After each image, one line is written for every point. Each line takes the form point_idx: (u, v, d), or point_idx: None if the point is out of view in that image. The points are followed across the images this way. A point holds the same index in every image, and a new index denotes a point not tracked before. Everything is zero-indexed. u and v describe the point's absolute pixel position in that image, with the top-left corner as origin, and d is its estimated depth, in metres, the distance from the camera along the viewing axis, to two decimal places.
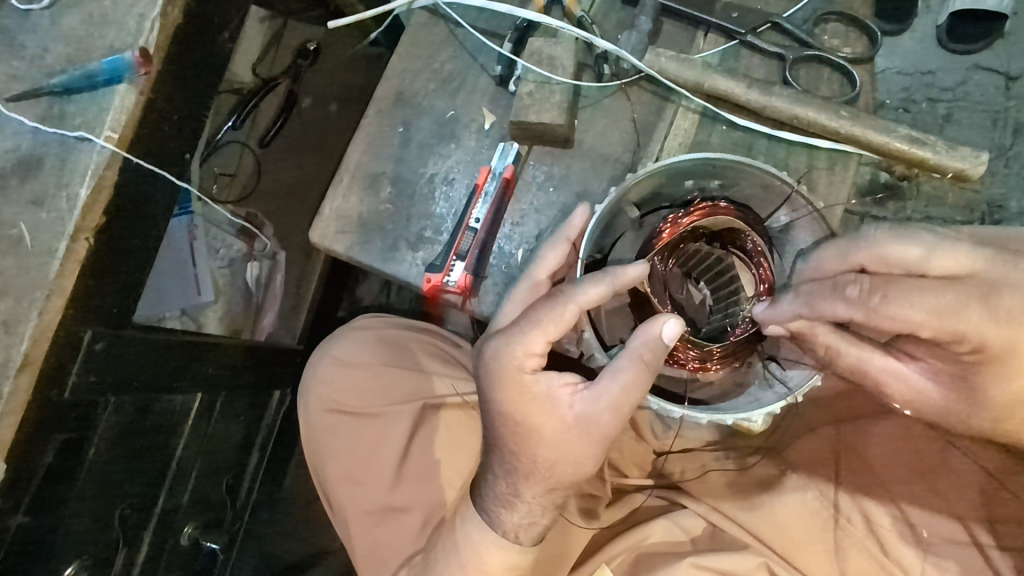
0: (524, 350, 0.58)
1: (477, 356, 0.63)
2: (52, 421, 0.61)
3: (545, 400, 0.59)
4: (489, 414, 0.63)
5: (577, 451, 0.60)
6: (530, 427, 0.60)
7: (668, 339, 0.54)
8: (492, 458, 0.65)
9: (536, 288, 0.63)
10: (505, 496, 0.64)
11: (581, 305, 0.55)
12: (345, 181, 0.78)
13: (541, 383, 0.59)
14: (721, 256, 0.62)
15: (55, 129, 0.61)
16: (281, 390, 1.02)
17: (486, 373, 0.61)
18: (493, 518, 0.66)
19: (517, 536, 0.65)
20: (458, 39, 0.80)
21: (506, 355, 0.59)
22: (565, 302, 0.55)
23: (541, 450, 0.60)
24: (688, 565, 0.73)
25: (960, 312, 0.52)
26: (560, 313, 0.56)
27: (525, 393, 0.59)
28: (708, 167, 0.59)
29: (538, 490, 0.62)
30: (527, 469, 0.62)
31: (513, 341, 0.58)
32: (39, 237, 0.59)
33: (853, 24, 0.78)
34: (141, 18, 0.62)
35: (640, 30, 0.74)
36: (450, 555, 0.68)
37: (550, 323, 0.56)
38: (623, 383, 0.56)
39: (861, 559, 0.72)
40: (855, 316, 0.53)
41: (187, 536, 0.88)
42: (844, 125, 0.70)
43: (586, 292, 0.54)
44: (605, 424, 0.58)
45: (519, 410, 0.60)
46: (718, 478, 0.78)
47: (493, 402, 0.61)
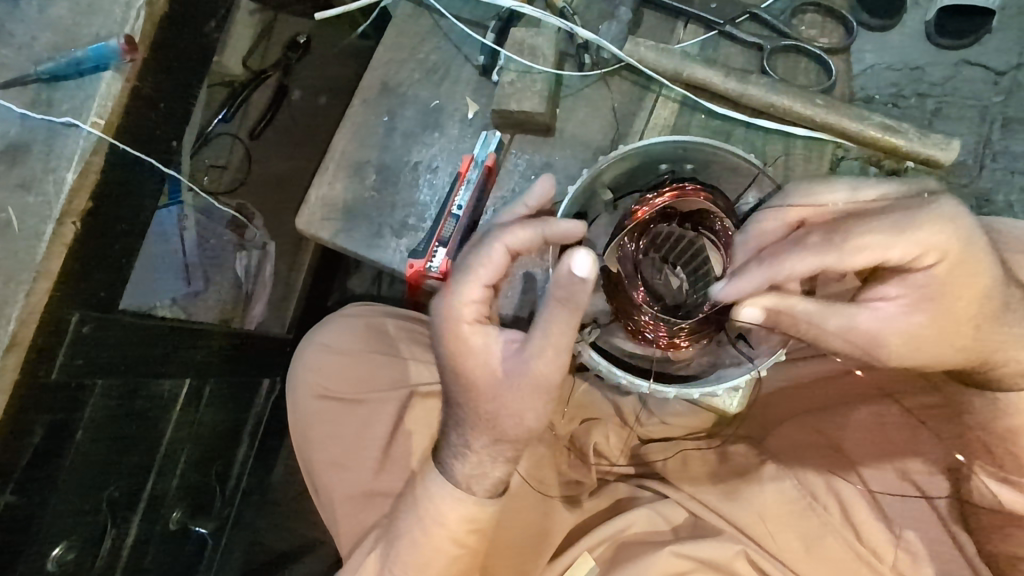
0: (461, 300, 0.60)
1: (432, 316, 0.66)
2: (39, 403, 0.62)
3: (484, 351, 0.60)
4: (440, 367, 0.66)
5: (518, 402, 0.60)
6: (471, 378, 0.61)
7: (581, 272, 0.50)
8: (448, 414, 0.67)
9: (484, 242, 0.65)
10: (457, 448, 0.66)
11: (505, 249, 0.57)
12: (331, 169, 0.80)
13: (478, 336, 0.60)
14: (693, 239, 0.60)
15: (43, 115, 0.62)
16: (271, 378, 1.04)
17: (435, 328, 0.63)
18: (445, 472, 0.67)
19: (469, 486, 0.66)
20: (442, 30, 0.81)
21: (446, 308, 0.61)
22: (491, 246, 0.57)
23: (486, 401, 0.62)
24: (670, 554, 0.75)
25: (903, 222, 0.54)
26: (486, 256, 0.57)
27: (466, 344, 0.60)
28: (678, 148, 0.61)
29: (487, 441, 0.64)
30: (475, 421, 0.63)
31: (451, 293, 0.60)
32: (26, 220, 0.60)
33: (829, 15, 0.80)
34: (127, 6, 0.64)
35: (620, 20, 0.76)
36: (412, 516, 0.69)
37: (479, 271, 0.58)
38: (543, 323, 0.55)
39: (835, 546, 0.74)
40: (835, 260, 0.54)
41: (175, 520, 0.90)
42: (819, 113, 0.72)
43: (512, 236, 0.56)
44: (538, 374, 0.58)
45: (461, 363, 0.61)
46: (699, 466, 0.81)
47: (441, 356, 0.64)
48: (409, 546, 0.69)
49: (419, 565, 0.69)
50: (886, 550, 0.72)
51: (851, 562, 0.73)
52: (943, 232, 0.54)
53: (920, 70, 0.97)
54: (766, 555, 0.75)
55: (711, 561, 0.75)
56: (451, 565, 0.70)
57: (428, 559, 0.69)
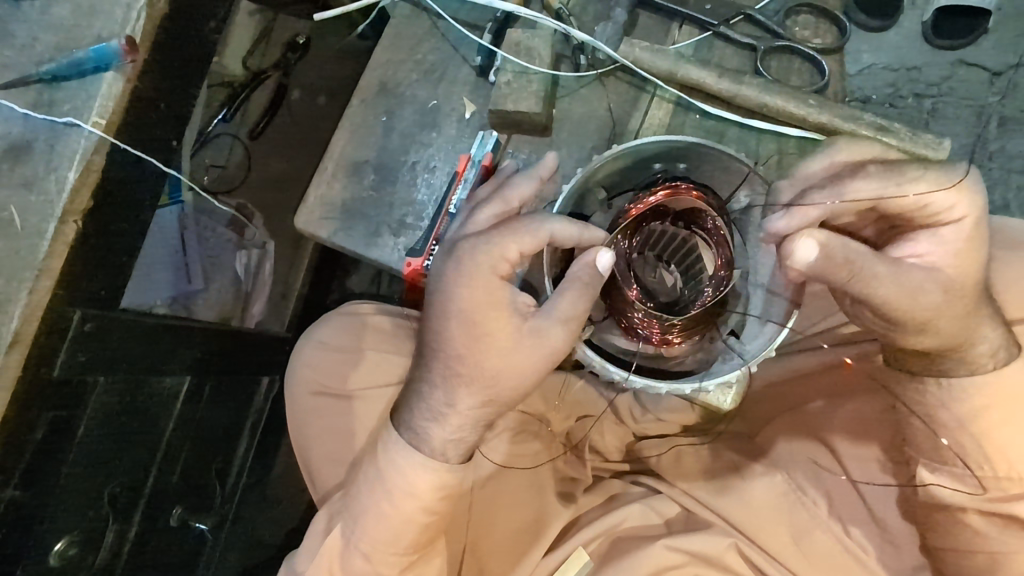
0: (499, 255, 0.59)
1: (440, 258, 0.63)
2: (42, 400, 0.63)
3: (499, 307, 0.60)
4: (432, 313, 0.63)
5: (518, 364, 0.61)
6: (480, 331, 0.60)
7: (603, 269, 0.57)
8: (432, 368, 0.64)
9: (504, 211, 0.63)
10: (439, 407, 0.64)
11: (554, 233, 0.58)
12: (329, 169, 0.80)
13: (498, 296, 0.60)
14: (686, 237, 0.61)
15: (44, 115, 0.63)
16: (270, 376, 1.05)
17: (449, 270, 0.61)
18: (425, 430, 0.65)
19: (445, 452, 0.65)
20: (440, 31, 0.82)
21: (477, 256, 0.59)
22: (544, 223, 0.58)
23: (486, 358, 0.61)
24: (663, 548, 0.76)
25: (944, 172, 0.61)
26: (536, 228, 0.58)
27: (488, 300, 0.60)
28: (669, 148, 0.61)
29: (474, 402, 0.63)
30: (468, 378, 0.62)
31: (494, 244, 0.59)
32: (28, 219, 0.61)
33: (823, 16, 0.81)
34: (128, 8, 0.65)
35: (615, 21, 0.76)
36: (376, 484, 0.67)
37: (525, 238, 0.58)
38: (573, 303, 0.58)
39: (825, 540, 0.75)
40: (884, 193, 0.60)
41: (176, 517, 0.90)
42: (812, 112, 0.73)
43: (561, 224, 0.58)
44: (556, 337, 0.59)
45: (475, 315, 0.60)
46: (693, 462, 0.82)
47: (448, 301, 0.61)
48: (376, 521, 0.67)
49: (388, 535, 0.68)
50: (871, 543, 0.74)
51: (843, 557, 0.74)
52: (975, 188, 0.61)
53: (917, 70, 1.01)
54: (760, 551, 0.76)
55: (703, 554, 0.76)
56: (418, 532, 0.68)
57: (399, 530, 0.67)
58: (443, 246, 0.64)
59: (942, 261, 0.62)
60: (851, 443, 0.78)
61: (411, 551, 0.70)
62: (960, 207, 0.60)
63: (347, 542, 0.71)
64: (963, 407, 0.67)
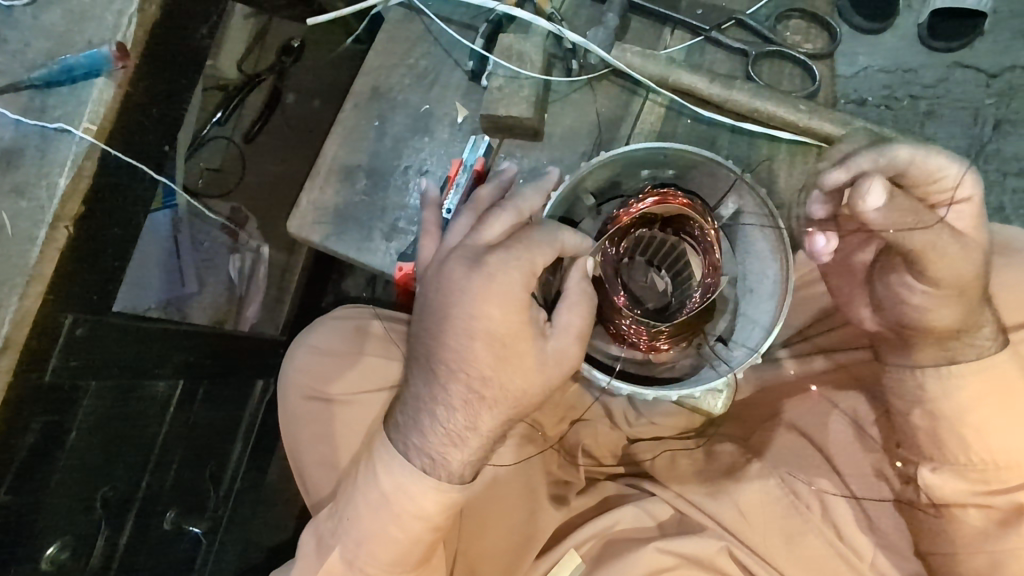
0: (531, 268, 0.58)
1: (462, 269, 0.59)
2: (34, 404, 0.63)
3: (528, 324, 0.59)
4: (453, 328, 0.59)
5: (540, 384, 0.61)
6: (508, 349, 0.59)
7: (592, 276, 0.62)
8: (451, 390, 0.59)
9: (518, 221, 0.61)
10: (459, 429, 0.60)
11: (568, 246, 0.59)
12: (322, 174, 0.81)
13: (525, 311, 0.59)
14: (675, 243, 0.62)
15: (36, 121, 0.63)
16: (264, 380, 1.05)
17: (479, 284, 0.58)
18: (444, 454, 0.61)
19: (464, 474, 0.62)
20: (432, 35, 0.82)
21: (509, 269, 0.58)
22: (562, 235, 0.59)
23: (512, 375, 0.60)
24: (654, 550, 0.76)
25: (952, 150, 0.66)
26: (554, 239, 0.59)
27: (519, 315, 0.59)
28: (658, 154, 0.61)
29: (496, 421, 0.61)
30: (493, 397, 0.60)
31: (527, 256, 0.58)
32: (19, 224, 0.61)
33: (814, 21, 0.81)
34: (120, 13, 0.64)
35: (606, 26, 0.76)
36: (380, 507, 0.63)
37: (550, 250, 0.59)
38: (585, 317, 0.61)
39: (816, 543, 0.75)
40: (917, 154, 0.61)
41: (170, 520, 0.91)
42: (802, 117, 0.73)
43: (572, 238, 0.59)
44: (574, 355, 0.61)
45: (506, 331, 0.59)
46: (686, 464, 0.82)
47: (476, 317, 0.58)
48: (381, 540, 0.65)
49: (395, 555, 0.66)
50: (867, 547, 0.74)
51: (833, 560, 0.74)
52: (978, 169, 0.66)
53: (910, 74, 1.06)
54: (751, 552, 0.76)
55: (694, 557, 0.77)
56: (424, 548, 0.67)
57: (406, 548, 0.65)
58: (461, 255, 0.60)
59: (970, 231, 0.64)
60: (842, 448, 0.78)
61: (411, 566, 0.68)
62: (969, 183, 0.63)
63: (348, 564, 0.68)
64: (956, 398, 0.67)
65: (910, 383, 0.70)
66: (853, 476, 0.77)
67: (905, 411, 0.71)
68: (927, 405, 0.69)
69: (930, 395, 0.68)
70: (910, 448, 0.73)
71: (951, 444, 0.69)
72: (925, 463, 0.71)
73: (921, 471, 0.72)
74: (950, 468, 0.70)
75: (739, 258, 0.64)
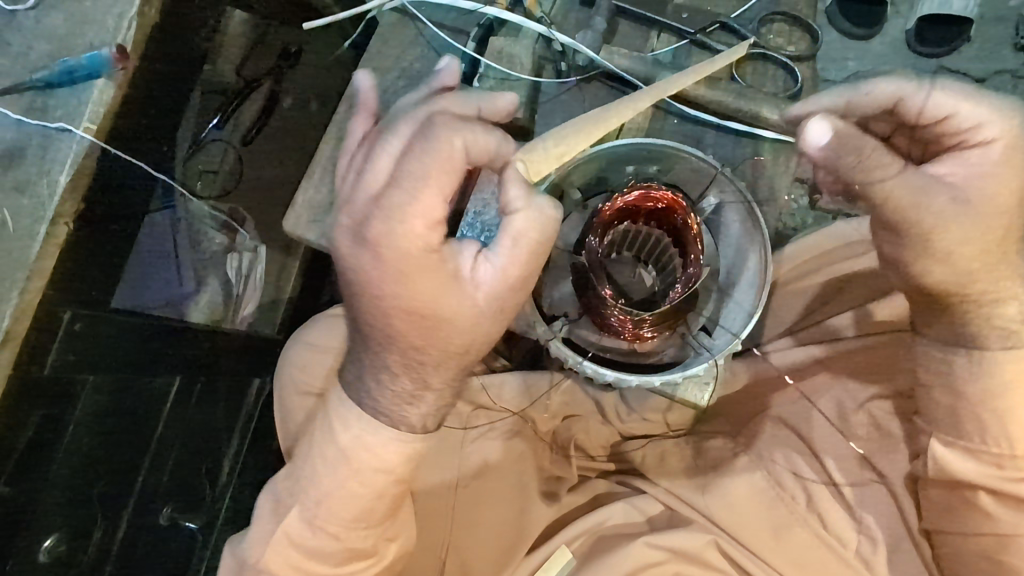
0: (424, 208, 0.53)
1: (352, 243, 0.56)
2: (31, 396, 0.65)
3: (445, 268, 0.56)
4: (368, 301, 0.57)
5: (477, 324, 0.58)
6: (430, 302, 0.56)
7: (516, 191, 0.55)
8: (386, 353, 0.59)
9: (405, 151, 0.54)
10: (405, 386, 0.60)
11: (467, 149, 0.53)
12: (317, 173, 0.82)
13: (440, 258, 0.55)
14: (658, 236, 0.63)
15: (38, 121, 0.65)
16: (261, 377, 1.04)
17: (369, 257, 0.55)
18: (394, 412, 0.62)
19: (425, 425, 0.63)
20: (425, 39, 0.85)
21: (392, 231, 0.53)
22: (454, 143, 0.52)
23: (446, 325, 0.57)
24: (643, 544, 0.77)
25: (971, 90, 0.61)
26: (447, 153, 0.52)
27: (428, 265, 0.55)
28: (642, 151, 0.65)
29: (443, 371, 0.60)
30: (433, 351, 0.59)
31: (416, 192, 0.52)
32: (21, 220, 0.62)
33: (796, 24, 0.84)
34: (120, 16, 0.67)
35: (595, 30, 0.79)
36: (338, 464, 0.64)
37: (443, 168, 0.52)
38: (513, 241, 0.56)
39: (801, 534, 0.77)
40: (904, 90, 0.61)
41: (165, 515, 0.89)
42: (786, 117, 0.75)
43: (473, 142, 0.53)
44: (506, 285, 0.57)
45: (419, 286, 0.55)
46: (676, 461, 0.84)
47: (385, 285, 0.56)
48: (339, 496, 0.65)
49: (358, 510, 0.66)
50: (851, 538, 0.77)
51: (820, 550, 0.76)
52: (1001, 111, 0.61)
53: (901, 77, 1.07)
54: (740, 546, 0.78)
55: (682, 550, 0.78)
56: (388, 502, 0.67)
57: (369, 503, 0.66)
58: (351, 226, 0.56)
59: (965, 184, 0.61)
60: (825, 436, 0.81)
61: (377, 522, 0.68)
62: (992, 124, 0.60)
63: (308, 523, 0.68)
64: (996, 379, 0.66)
65: (937, 355, 0.69)
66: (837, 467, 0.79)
67: (931, 384, 0.71)
68: (954, 380, 0.69)
69: (959, 376, 0.68)
70: (929, 417, 0.73)
71: (969, 426, 0.69)
72: (940, 438, 0.72)
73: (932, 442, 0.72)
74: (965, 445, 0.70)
75: (721, 252, 0.66)
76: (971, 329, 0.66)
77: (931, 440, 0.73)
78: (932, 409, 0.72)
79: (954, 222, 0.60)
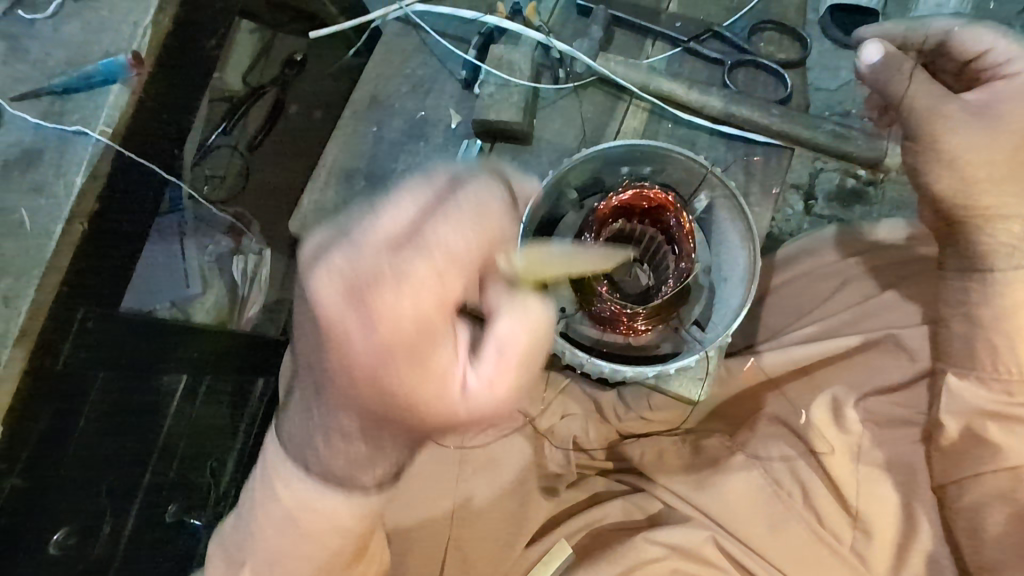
0: (438, 285, 0.47)
1: (337, 296, 0.47)
2: (46, 392, 0.66)
3: (437, 359, 0.49)
4: (342, 370, 0.50)
5: (451, 424, 0.52)
6: (416, 390, 0.49)
7: (515, 317, 0.51)
8: (340, 415, 0.55)
9: (433, 194, 0.53)
10: (353, 455, 0.57)
11: (501, 203, 0.54)
12: (323, 176, 0.83)
13: (443, 348, 0.49)
14: (652, 235, 0.67)
15: (56, 125, 0.67)
16: (265, 378, 1.06)
17: (357, 320, 0.47)
18: (339, 473, 0.58)
19: (374, 485, 0.59)
20: (428, 47, 0.87)
21: (394, 297, 0.46)
22: (486, 199, 0.53)
23: (422, 415, 0.51)
24: (642, 540, 0.79)
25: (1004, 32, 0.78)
26: (482, 222, 0.51)
27: (422, 351, 0.48)
28: (636, 152, 0.68)
29: (400, 442, 0.57)
30: (402, 428, 0.53)
31: (433, 254, 0.48)
32: (38, 219, 0.65)
33: (786, 33, 0.87)
34: (135, 25, 0.70)
35: (592, 38, 0.82)
36: (286, 526, 0.59)
37: (473, 229, 0.51)
38: (517, 332, 0.51)
39: (799, 531, 0.78)
40: (952, 29, 0.81)
41: (171, 513, 0.92)
42: (776, 121, 0.78)
43: (498, 202, 0.54)
44: (492, 396, 0.50)
45: (406, 375, 0.48)
46: (675, 459, 0.86)
47: (363, 360, 0.48)
48: (288, 556, 0.62)
49: (314, 568, 0.63)
50: (848, 533, 0.78)
51: (818, 547, 0.77)
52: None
53: None
54: (738, 542, 0.79)
55: (683, 547, 0.79)
56: (349, 553, 0.64)
57: (325, 560, 0.63)
58: (345, 284, 0.47)
59: (1000, 104, 0.75)
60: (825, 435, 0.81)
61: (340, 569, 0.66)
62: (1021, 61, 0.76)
63: None
64: (1001, 304, 0.73)
65: (960, 289, 0.76)
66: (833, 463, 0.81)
67: (950, 318, 0.77)
68: (972, 307, 0.75)
69: (979, 301, 0.74)
70: (947, 358, 0.77)
71: (984, 358, 0.74)
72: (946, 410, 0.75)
73: (945, 375, 0.77)
74: (975, 379, 0.74)
75: (713, 248, 0.69)
76: (982, 245, 0.74)
77: (947, 374, 0.77)
78: (953, 347, 0.77)
79: (977, 140, 0.74)
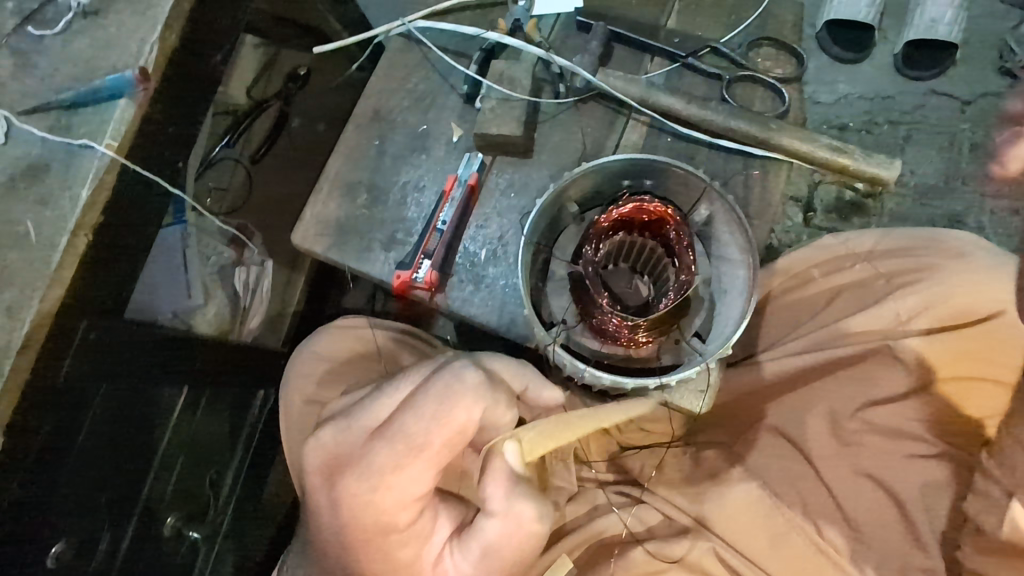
0: (398, 479, 0.60)
1: (323, 483, 0.64)
2: (46, 403, 0.66)
3: (411, 540, 0.63)
4: (331, 534, 0.65)
5: None
6: (394, 543, 0.62)
7: (498, 507, 0.60)
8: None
9: (391, 455, 0.59)
10: None
11: (441, 440, 0.59)
12: (325, 188, 0.85)
13: (413, 524, 0.62)
14: (652, 248, 0.67)
15: (62, 139, 0.68)
16: (265, 390, 1.08)
17: (330, 507, 0.63)
18: None
19: None
20: (429, 63, 0.88)
21: (365, 498, 0.60)
22: (433, 442, 0.59)
23: None
24: (645, 553, 0.80)
25: None
26: (433, 443, 0.59)
27: (398, 545, 0.62)
28: (635, 166, 0.68)
29: None
30: None
31: (395, 489, 0.60)
32: (43, 232, 0.65)
33: (783, 49, 0.88)
34: (142, 41, 0.71)
35: (591, 53, 0.83)
36: None
37: (419, 467, 0.59)
38: (493, 531, 0.61)
39: (798, 543, 0.79)
40: None
41: (170, 526, 0.91)
42: (773, 135, 0.79)
43: (462, 423, 0.60)
44: None
45: (389, 552, 0.63)
46: (674, 470, 0.84)
47: (346, 522, 0.63)
48: None
49: None
50: (846, 546, 0.78)
51: (816, 558, 0.78)
52: None
53: (890, 100, 1.27)
54: (737, 555, 0.79)
55: (682, 559, 0.80)
56: None
57: None
58: (327, 461, 0.64)
59: None
60: (822, 446, 0.82)
61: None
62: None
63: None
64: None
65: None
66: (833, 475, 0.81)
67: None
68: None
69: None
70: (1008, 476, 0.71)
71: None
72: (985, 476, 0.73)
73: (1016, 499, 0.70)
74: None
75: (711, 261, 0.69)
76: None
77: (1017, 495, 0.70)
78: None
79: None
